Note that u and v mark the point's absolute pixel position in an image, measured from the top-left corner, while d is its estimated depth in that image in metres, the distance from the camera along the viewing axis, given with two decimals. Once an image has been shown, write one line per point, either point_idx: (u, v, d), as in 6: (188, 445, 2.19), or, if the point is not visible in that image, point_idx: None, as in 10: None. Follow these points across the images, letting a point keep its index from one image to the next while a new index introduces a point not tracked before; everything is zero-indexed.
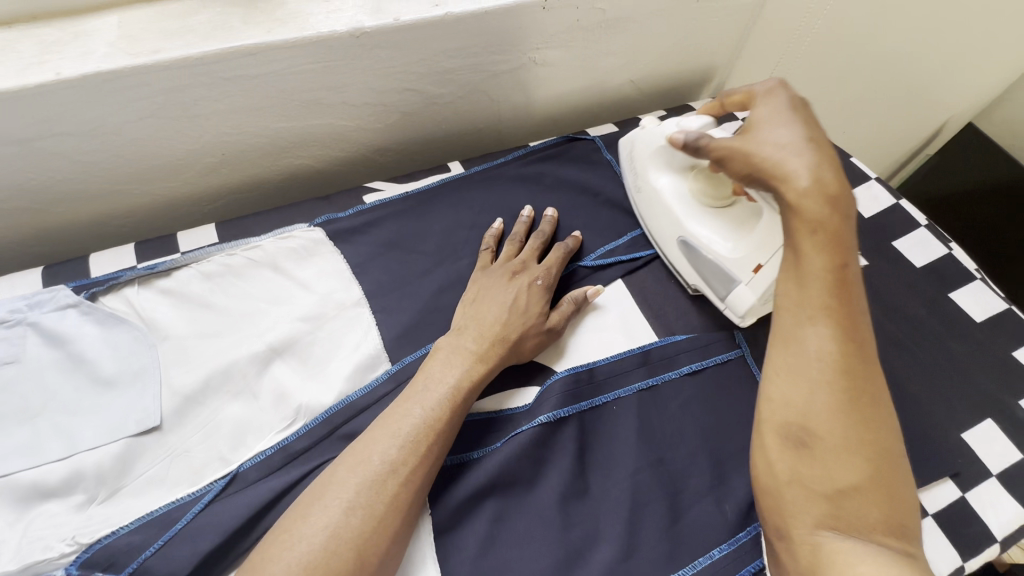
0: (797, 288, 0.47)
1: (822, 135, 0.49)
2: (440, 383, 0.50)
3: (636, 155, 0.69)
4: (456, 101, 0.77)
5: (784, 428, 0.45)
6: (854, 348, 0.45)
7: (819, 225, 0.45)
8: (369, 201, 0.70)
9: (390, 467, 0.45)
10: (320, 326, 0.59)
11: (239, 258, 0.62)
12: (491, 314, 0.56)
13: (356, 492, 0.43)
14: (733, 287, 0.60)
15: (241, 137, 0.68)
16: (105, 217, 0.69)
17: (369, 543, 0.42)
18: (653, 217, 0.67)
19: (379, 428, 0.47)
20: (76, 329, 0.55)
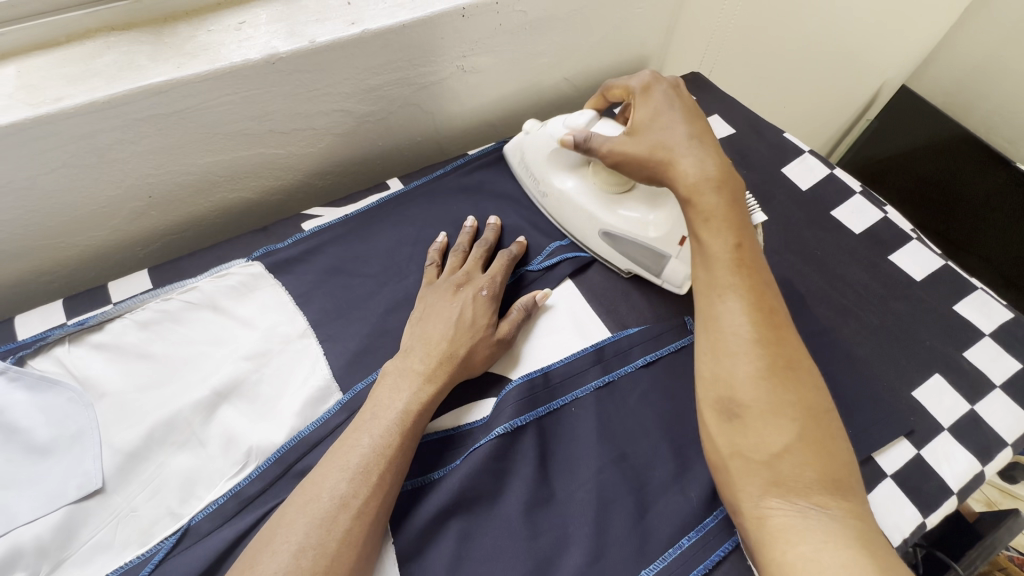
0: (706, 270, 0.50)
1: (703, 130, 0.55)
2: (388, 408, 0.49)
3: (531, 165, 0.70)
4: (389, 117, 0.76)
5: (717, 402, 0.46)
6: (769, 318, 0.47)
7: (712, 211, 0.50)
8: (308, 228, 0.68)
9: (341, 501, 0.44)
10: (266, 362, 0.57)
11: (176, 301, 0.60)
12: (437, 331, 0.55)
13: (306, 534, 0.42)
14: (665, 262, 0.62)
15: (167, 178, 0.66)
16: (31, 275, 0.66)
17: None
18: (567, 217, 0.68)
19: (329, 461, 0.46)
20: (4, 397, 0.52)
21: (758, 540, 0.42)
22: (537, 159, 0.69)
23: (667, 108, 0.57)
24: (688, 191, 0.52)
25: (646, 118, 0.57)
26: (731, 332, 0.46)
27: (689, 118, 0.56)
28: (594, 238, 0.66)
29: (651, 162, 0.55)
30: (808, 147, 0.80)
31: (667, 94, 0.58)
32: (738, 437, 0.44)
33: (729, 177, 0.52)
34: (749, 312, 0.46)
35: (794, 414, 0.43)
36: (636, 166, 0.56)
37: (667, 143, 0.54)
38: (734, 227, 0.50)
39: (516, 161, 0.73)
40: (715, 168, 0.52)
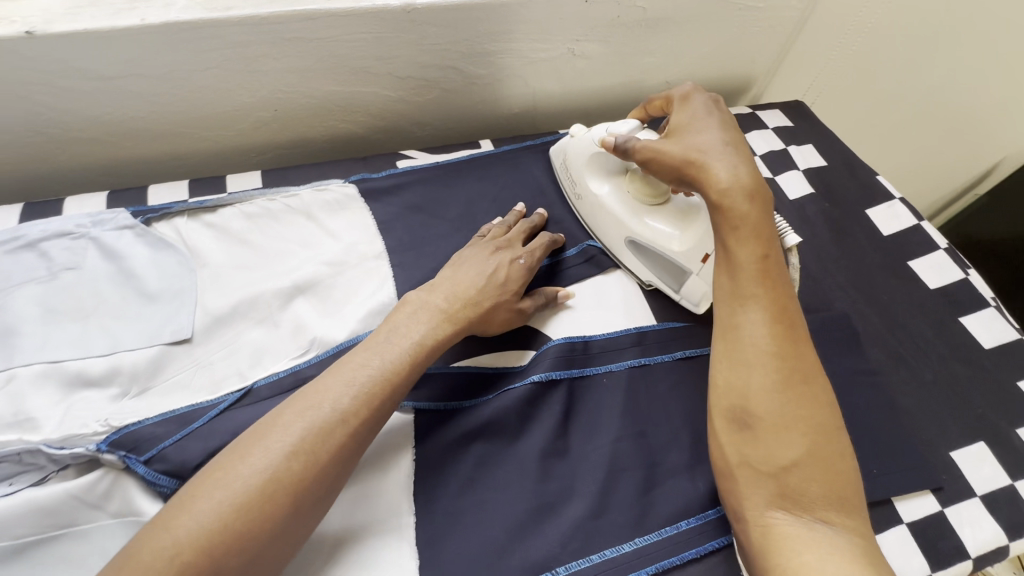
0: (731, 281, 0.50)
1: (737, 137, 0.55)
2: (401, 335, 0.52)
3: (571, 167, 0.71)
4: (494, 83, 0.81)
5: (730, 413, 0.48)
6: (789, 332, 0.48)
7: (742, 220, 0.50)
8: (401, 166, 0.74)
9: (341, 413, 0.46)
10: (342, 271, 0.64)
11: (279, 203, 0.68)
12: (468, 277, 0.58)
13: (303, 434, 0.44)
14: (687, 277, 0.62)
15: (295, 97, 0.74)
16: (165, 157, 0.76)
17: (306, 485, 0.43)
18: (599, 221, 0.68)
19: (338, 371, 0.49)
20: (130, 247, 0.62)
21: (760, 546, 0.43)
22: (580, 160, 0.69)
23: (698, 116, 0.56)
24: (719, 196, 0.50)
25: (682, 123, 0.57)
26: (750, 347, 0.48)
27: (721, 124, 0.56)
28: (622, 246, 0.67)
29: (684, 168, 0.53)
30: (900, 194, 0.78)
31: (705, 103, 0.58)
32: (748, 448, 0.46)
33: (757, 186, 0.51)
34: (770, 326, 0.48)
35: (807, 430, 0.46)
36: (669, 171, 0.54)
37: (699, 149, 0.53)
38: (761, 241, 0.50)
39: (559, 159, 0.74)
40: (743, 176, 0.51)
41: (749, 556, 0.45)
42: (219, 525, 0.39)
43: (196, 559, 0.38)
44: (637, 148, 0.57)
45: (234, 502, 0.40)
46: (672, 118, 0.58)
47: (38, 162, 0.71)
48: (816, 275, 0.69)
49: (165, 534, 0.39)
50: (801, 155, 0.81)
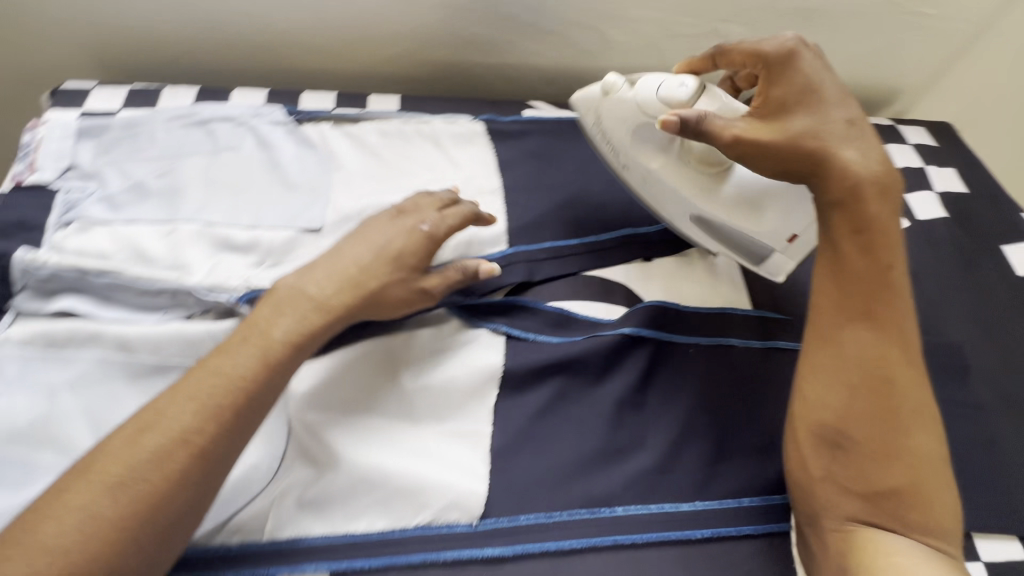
0: (838, 293, 0.51)
1: (861, 122, 0.53)
2: (262, 335, 0.48)
3: (607, 127, 0.61)
4: (631, 52, 0.81)
5: (820, 427, 0.49)
6: (895, 351, 0.49)
7: (862, 231, 0.50)
8: (527, 114, 0.76)
9: (180, 435, 0.41)
10: (459, 198, 0.67)
11: (412, 127, 0.72)
12: (354, 253, 0.55)
13: (133, 467, 0.40)
14: (768, 255, 0.60)
15: (441, 35, 0.77)
16: (311, 72, 0.81)
17: (140, 518, 0.39)
18: (654, 195, 0.62)
19: (179, 387, 0.44)
20: (281, 141, 0.69)
21: (843, 554, 0.46)
22: (615, 126, 0.60)
23: (809, 89, 0.52)
24: (839, 199, 0.51)
25: (793, 95, 0.52)
26: (857, 362, 0.49)
27: (840, 104, 0.53)
28: (682, 220, 0.62)
29: (818, 168, 0.51)
30: None
31: (813, 65, 0.52)
32: (837, 462, 0.48)
33: (892, 181, 0.51)
34: (874, 344, 0.49)
35: (899, 449, 0.47)
36: (778, 159, 0.51)
37: (823, 137, 0.51)
38: (888, 249, 0.51)
39: (585, 110, 0.63)
40: (875, 179, 0.51)
41: (815, 559, 0.48)
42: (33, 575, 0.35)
43: None
44: (726, 134, 0.51)
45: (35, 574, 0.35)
46: (772, 88, 0.53)
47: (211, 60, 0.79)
48: (932, 299, 0.65)
49: None
50: (939, 177, 0.76)
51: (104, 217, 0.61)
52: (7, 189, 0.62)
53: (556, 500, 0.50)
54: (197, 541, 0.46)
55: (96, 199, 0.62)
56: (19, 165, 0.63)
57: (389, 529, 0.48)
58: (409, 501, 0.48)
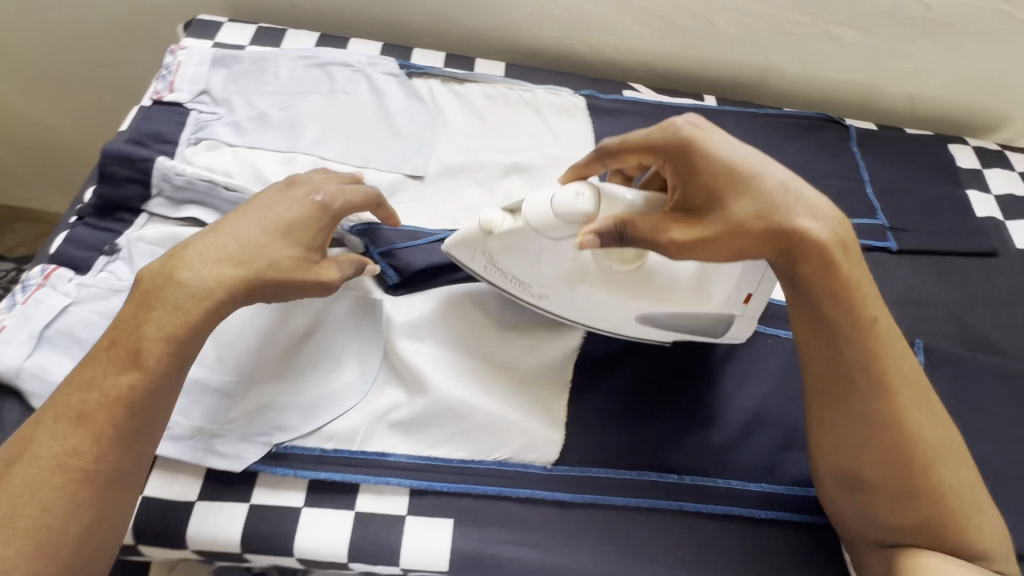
0: (832, 354, 0.46)
1: (733, 144, 0.45)
2: (134, 343, 0.42)
3: (498, 252, 0.51)
4: (737, 46, 0.81)
5: (838, 473, 0.49)
6: (899, 397, 0.46)
7: (844, 292, 0.44)
8: (626, 94, 0.78)
9: (52, 468, 0.39)
10: (555, 166, 0.69)
11: (515, 94, 0.75)
12: (239, 236, 0.46)
13: (1, 515, 0.37)
14: (724, 322, 0.53)
15: (551, 8, 0.78)
16: (419, 31, 0.83)
17: (28, 558, 0.37)
18: (585, 314, 0.53)
19: (37, 424, 0.40)
20: (393, 91, 0.72)
21: None
22: (515, 261, 0.51)
23: (738, 159, 0.44)
24: (808, 267, 0.44)
25: (708, 197, 0.44)
26: (860, 414, 0.46)
27: (727, 135, 0.46)
28: (626, 323, 0.53)
29: (790, 248, 0.43)
30: None
31: (722, 135, 0.46)
32: (861, 503, 0.48)
33: (844, 229, 0.45)
34: (876, 396, 0.46)
35: (924, 488, 0.46)
36: (725, 247, 0.44)
37: (772, 219, 0.43)
38: (870, 296, 0.46)
39: (470, 254, 0.53)
40: (826, 234, 0.44)
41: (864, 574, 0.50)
42: None
43: None
44: (660, 242, 0.44)
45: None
46: (682, 210, 0.45)
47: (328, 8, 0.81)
48: None
49: None
50: None
51: (230, 140, 0.65)
52: (147, 104, 0.67)
53: (627, 459, 0.52)
54: (297, 440, 0.50)
55: (224, 123, 0.66)
56: (159, 83, 0.68)
57: (468, 458, 0.51)
58: (491, 435, 0.51)
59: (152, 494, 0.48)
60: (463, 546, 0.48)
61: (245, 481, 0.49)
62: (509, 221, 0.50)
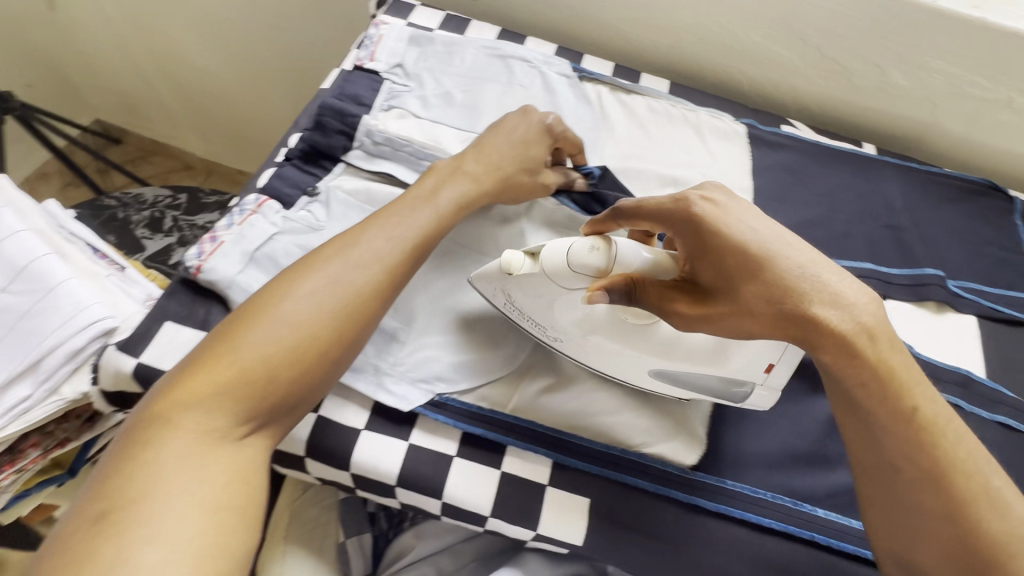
0: (867, 437, 0.43)
1: (755, 223, 0.42)
2: (433, 193, 0.54)
3: (516, 293, 0.51)
4: (904, 100, 0.80)
5: (896, 558, 0.44)
6: (951, 489, 0.41)
7: (871, 377, 0.41)
8: (785, 129, 0.79)
9: (380, 255, 0.48)
10: (711, 186, 0.71)
11: (678, 112, 0.77)
12: (494, 146, 0.58)
13: (345, 274, 0.47)
14: (742, 389, 0.51)
15: (725, 36, 0.80)
16: (588, 39, 0.87)
17: (350, 320, 0.46)
18: (604, 363, 0.53)
19: (375, 220, 0.51)
20: (565, 91, 0.76)
21: None
22: (530, 301, 0.51)
23: (756, 234, 0.42)
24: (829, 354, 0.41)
25: (721, 274, 0.42)
26: (907, 502, 0.42)
27: (749, 212, 0.43)
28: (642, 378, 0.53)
29: (805, 334, 0.40)
30: None
31: (743, 208, 0.44)
32: None
33: (884, 327, 0.41)
34: (919, 485, 0.42)
35: None
36: (734, 323, 0.42)
37: (781, 305, 0.40)
38: (912, 386, 0.42)
39: (490, 288, 0.53)
40: (849, 328, 0.40)
41: None
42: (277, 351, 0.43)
43: (265, 365, 0.42)
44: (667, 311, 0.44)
45: (289, 339, 0.43)
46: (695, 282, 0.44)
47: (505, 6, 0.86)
48: None
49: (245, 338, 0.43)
50: None
51: (416, 112, 0.70)
52: (349, 69, 0.74)
53: (761, 479, 0.54)
54: (455, 393, 0.54)
55: (414, 96, 0.72)
56: (362, 52, 0.75)
57: (609, 445, 0.53)
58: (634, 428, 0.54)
59: (326, 415, 0.52)
60: (601, 523, 0.52)
61: (406, 420, 0.53)
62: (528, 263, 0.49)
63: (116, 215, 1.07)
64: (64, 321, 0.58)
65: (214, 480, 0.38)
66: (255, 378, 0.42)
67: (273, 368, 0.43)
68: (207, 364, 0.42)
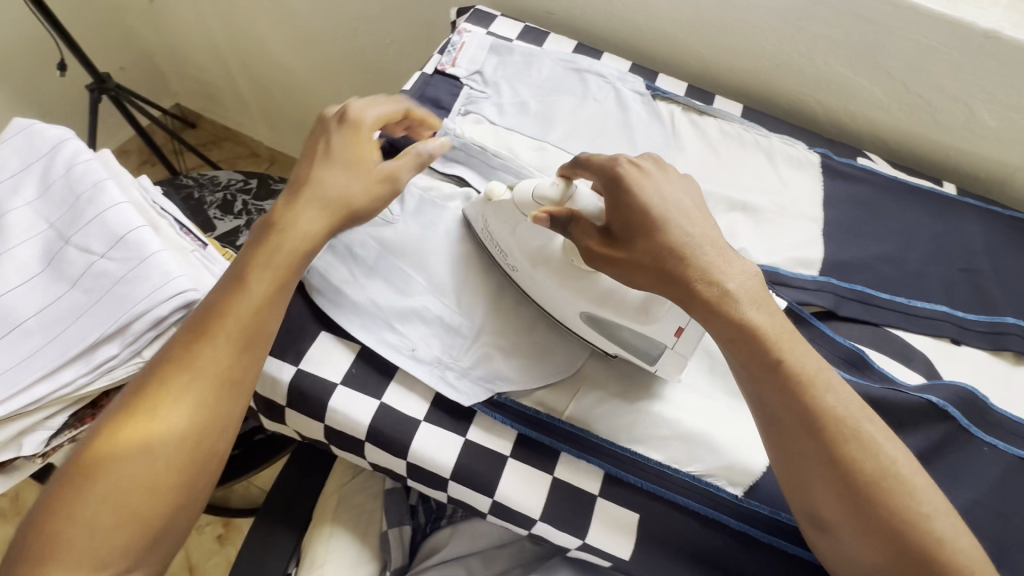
0: (764, 389, 0.46)
1: (672, 194, 0.49)
2: (298, 221, 0.52)
3: (495, 234, 0.58)
4: (991, 140, 0.77)
5: (807, 513, 0.46)
6: (833, 432, 0.44)
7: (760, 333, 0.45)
8: (861, 161, 0.77)
9: (234, 344, 0.49)
10: (780, 213, 0.70)
11: (750, 136, 0.76)
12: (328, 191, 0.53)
13: (202, 384, 0.47)
14: (659, 353, 0.52)
15: (803, 62, 0.79)
16: (663, 58, 0.88)
17: (233, 385, 0.48)
18: (544, 299, 0.57)
19: (223, 314, 0.49)
20: (638, 108, 0.77)
21: None
22: (500, 229, 0.57)
23: (672, 202, 0.48)
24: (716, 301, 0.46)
25: (638, 224, 0.47)
26: (807, 453, 0.45)
27: (680, 185, 0.50)
28: (575, 319, 0.56)
29: (686, 284, 0.46)
30: None
31: (679, 180, 0.51)
32: (833, 546, 0.46)
33: (749, 294, 0.47)
34: (811, 432, 0.44)
35: (889, 533, 0.43)
36: (636, 267, 0.47)
37: (666, 261, 0.46)
38: (780, 340, 0.46)
39: (475, 215, 0.61)
40: (708, 288, 0.46)
41: None
42: (153, 471, 0.45)
43: (155, 475, 0.45)
44: (586, 244, 0.50)
45: (166, 448, 0.45)
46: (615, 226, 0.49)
47: (583, 20, 0.88)
48: None
49: (111, 471, 0.44)
50: None
51: (492, 118, 0.72)
52: (430, 72, 0.77)
53: None
54: (514, 395, 0.55)
55: (491, 103, 0.74)
56: (444, 57, 0.77)
57: (663, 463, 0.53)
58: (689, 448, 0.53)
59: (389, 404, 0.54)
60: (649, 541, 0.52)
61: (463, 416, 0.55)
62: (508, 194, 0.57)
63: (192, 194, 1.14)
64: (152, 290, 0.60)
65: (138, 559, 0.44)
66: (152, 470, 0.45)
67: (166, 465, 0.45)
68: (71, 501, 0.43)
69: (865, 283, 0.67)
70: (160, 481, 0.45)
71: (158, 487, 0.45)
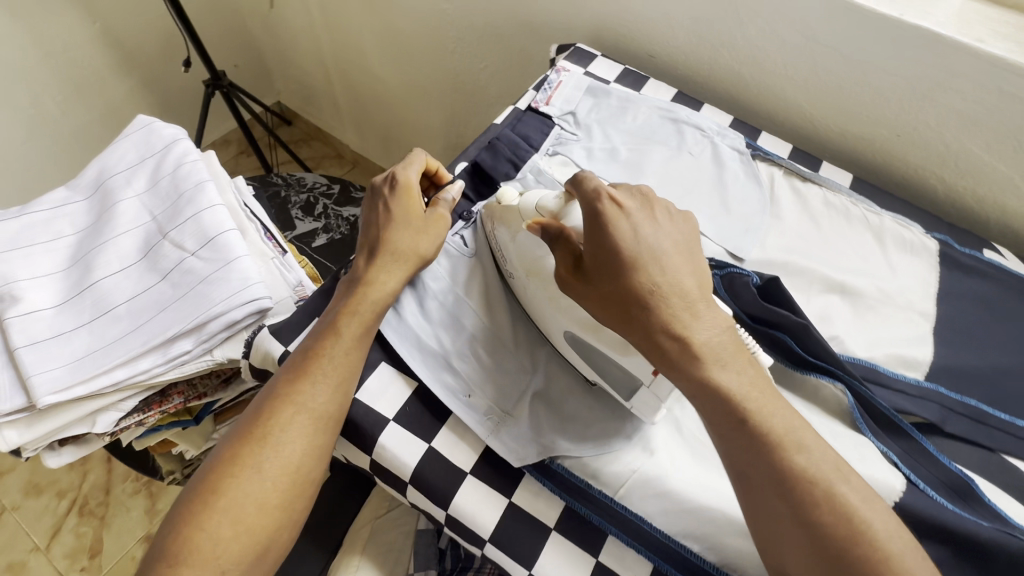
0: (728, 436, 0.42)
1: (656, 235, 0.46)
2: (384, 259, 0.56)
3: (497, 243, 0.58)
4: None
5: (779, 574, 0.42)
6: (801, 488, 0.40)
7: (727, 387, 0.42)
8: (988, 255, 0.68)
9: (340, 372, 0.51)
10: (885, 302, 0.64)
11: (859, 211, 0.69)
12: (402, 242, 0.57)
13: (312, 409, 0.49)
14: (639, 393, 0.49)
15: (931, 137, 0.72)
16: (768, 116, 0.83)
17: (337, 411, 0.50)
18: (539, 316, 0.56)
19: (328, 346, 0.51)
20: (735, 168, 0.72)
21: None
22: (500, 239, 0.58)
23: (650, 241, 0.46)
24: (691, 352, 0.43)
25: (609, 259, 0.46)
26: (771, 507, 0.41)
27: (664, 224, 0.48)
28: (560, 339, 0.55)
29: (652, 327, 0.44)
30: None
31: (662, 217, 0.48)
32: None
33: (720, 346, 0.43)
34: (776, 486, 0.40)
35: None
36: (607, 304, 0.46)
37: (635, 302, 0.44)
38: (757, 399, 0.42)
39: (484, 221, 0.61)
40: (681, 335, 0.43)
41: None
42: (275, 487, 0.47)
43: (276, 490, 0.47)
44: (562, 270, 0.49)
45: (286, 466, 0.47)
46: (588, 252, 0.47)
47: (688, 69, 0.85)
48: None
49: (240, 484, 0.46)
50: None
51: (580, 161, 0.70)
52: (523, 108, 0.76)
53: None
54: (569, 463, 0.51)
55: (581, 146, 0.72)
56: (539, 94, 0.77)
57: (719, 567, 0.48)
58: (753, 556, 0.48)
59: (438, 449, 0.53)
60: None
61: (511, 474, 0.53)
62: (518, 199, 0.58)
63: (280, 192, 1.20)
64: (229, 293, 0.62)
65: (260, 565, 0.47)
66: (275, 488, 0.47)
67: (285, 482, 0.47)
68: (204, 510, 0.45)
69: (980, 397, 0.59)
70: (272, 506, 0.47)
71: (270, 509, 0.47)
